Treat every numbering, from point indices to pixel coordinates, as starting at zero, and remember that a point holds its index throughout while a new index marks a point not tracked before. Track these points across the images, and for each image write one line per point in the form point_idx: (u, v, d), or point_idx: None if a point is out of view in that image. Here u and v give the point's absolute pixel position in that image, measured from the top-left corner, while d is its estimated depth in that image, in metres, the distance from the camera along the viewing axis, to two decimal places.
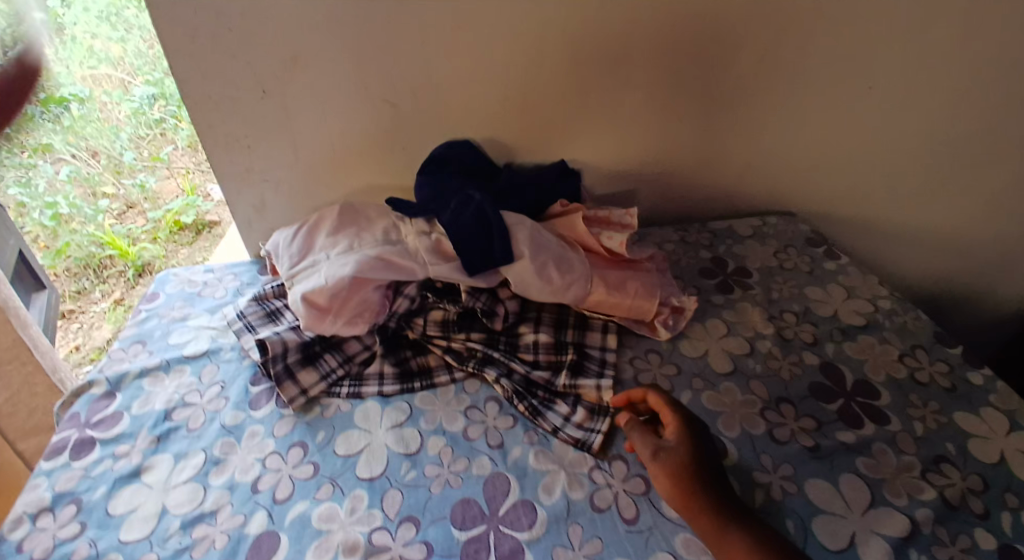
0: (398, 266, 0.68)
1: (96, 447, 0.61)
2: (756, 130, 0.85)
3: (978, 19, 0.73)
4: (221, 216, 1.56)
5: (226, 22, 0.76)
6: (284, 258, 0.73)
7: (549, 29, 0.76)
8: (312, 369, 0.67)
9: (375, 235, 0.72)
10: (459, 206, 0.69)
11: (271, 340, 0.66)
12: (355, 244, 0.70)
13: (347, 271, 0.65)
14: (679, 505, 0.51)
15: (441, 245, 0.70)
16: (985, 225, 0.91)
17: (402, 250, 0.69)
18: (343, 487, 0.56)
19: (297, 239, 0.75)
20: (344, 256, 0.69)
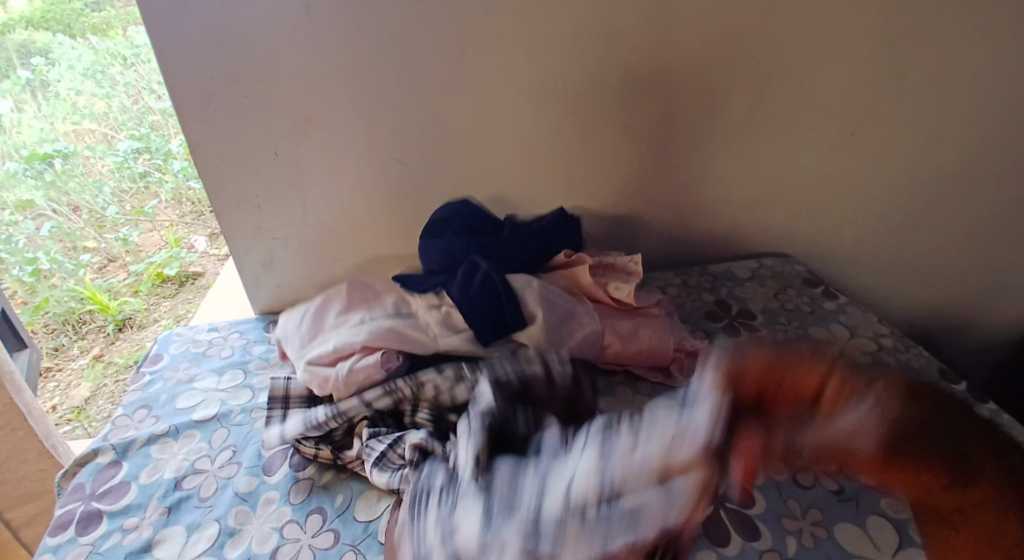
0: (408, 336, 0.70)
1: (104, 520, 0.59)
2: (751, 176, 0.88)
3: (953, 70, 0.78)
4: (204, 266, 1.58)
5: (241, 87, 0.78)
6: (295, 339, 0.74)
7: (553, 87, 0.79)
8: (301, 418, 0.64)
9: (386, 308, 0.74)
10: (467, 276, 0.73)
11: (275, 382, 0.68)
12: (367, 316, 0.72)
13: (358, 339, 0.69)
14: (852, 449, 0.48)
15: (452, 317, 0.72)
16: (969, 259, 0.95)
17: (414, 322, 0.72)
18: (366, 554, 0.55)
19: (308, 320, 0.76)
20: (356, 327, 0.71)
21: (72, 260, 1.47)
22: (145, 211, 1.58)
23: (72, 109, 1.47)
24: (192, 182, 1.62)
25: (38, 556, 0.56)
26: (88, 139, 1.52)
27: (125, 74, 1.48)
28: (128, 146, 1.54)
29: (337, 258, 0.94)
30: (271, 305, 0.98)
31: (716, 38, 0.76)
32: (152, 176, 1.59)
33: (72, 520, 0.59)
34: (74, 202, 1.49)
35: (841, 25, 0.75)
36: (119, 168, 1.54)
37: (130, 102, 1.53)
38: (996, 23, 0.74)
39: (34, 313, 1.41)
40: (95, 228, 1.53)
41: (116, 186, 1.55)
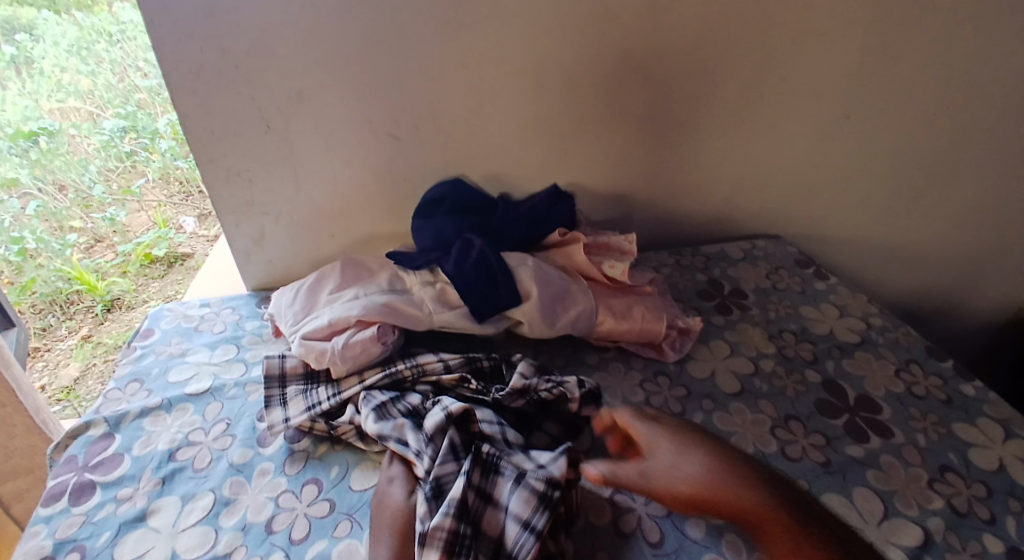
0: (403, 312, 0.69)
1: (97, 491, 0.59)
2: (745, 156, 0.88)
3: (947, 52, 0.78)
4: (194, 247, 1.56)
5: (231, 59, 0.76)
6: (288, 316, 0.74)
7: (549, 64, 0.79)
8: (303, 398, 0.65)
9: (380, 284, 0.73)
10: (462, 254, 0.72)
11: (270, 362, 0.67)
12: (362, 292, 0.72)
13: (352, 313, 0.68)
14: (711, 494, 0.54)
15: (446, 293, 0.72)
16: (956, 242, 0.96)
17: (409, 298, 0.71)
18: (361, 523, 0.55)
19: (300, 298, 0.75)
20: (351, 302, 0.70)
21: (59, 239, 1.45)
22: (132, 190, 1.56)
23: (56, 86, 1.44)
24: (179, 162, 1.60)
25: (31, 527, 0.56)
26: (73, 118, 1.49)
27: (111, 51, 1.46)
28: (114, 124, 1.51)
29: (329, 235, 0.93)
30: (262, 282, 0.98)
31: (712, 16, 0.76)
32: (139, 156, 1.56)
33: (65, 490, 0.59)
34: (59, 180, 1.46)
35: (838, 3, 0.75)
36: (105, 147, 1.51)
37: (115, 80, 1.51)
38: (991, 4, 0.74)
39: (21, 293, 1.38)
40: (81, 208, 1.50)
41: (102, 165, 1.52)
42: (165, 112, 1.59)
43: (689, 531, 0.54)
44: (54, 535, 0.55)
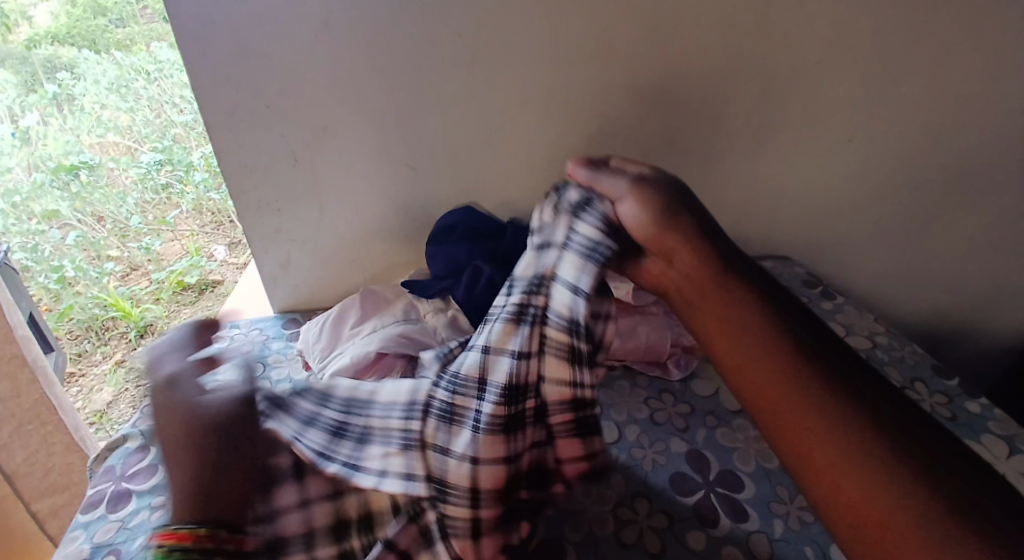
0: (418, 342, 0.75)
1: (133, 498, 0.65)
2: (752, 180, 0.90)
3: (950, 80, 0.80)
4: (223, 275, 1.64)
5: (264, 99, 0.83)
6: (315, 352, 0.79)
7: (558, 96, 0.83)
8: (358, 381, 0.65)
9: (396, 314, 0.80)
10: (471, 281, 0.77)
11: None
12: (379, 324, 0.78)
13: (371, 347, 0.73)
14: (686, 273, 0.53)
15: (457, 320, 0.78)
16: (970, 262, 0.96)
17: (423, 328, 0.77)
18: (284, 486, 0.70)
19: (324, 333, 0.81)
20: (370, 335, 0.76)
21: (96, 268, 1.55)
22: (167, 221, 1.63)
23: (96, 122, 1.53)
24: (212, 194, 1.65)
25: (71, 531, 0.62)
26: (112, 152, 1.57)
27: (149, 88, 1.54)
28: (151, 158, 1.59)
29: (351, 259, 0.98)
30: (289, 304, 1.03)
31: (715, 52, 0.79)
32: (174, 188, 1.63)
33: (103, 498, 0.65)
34: (98, 212, 1.54)
35: (837, 34, 0.78)
36: (142, 180, 1.59)
37: (153, 116, 1.58)
38: (991, 33, 0.76)
39: (59, 319, 1.48)
40: (119, 237, 1.58)
41: (140, 197, 1.60)
42: (200, 146, 1.64)
43: (691, 543, 0.56)
44: (92, 539, 0.61)
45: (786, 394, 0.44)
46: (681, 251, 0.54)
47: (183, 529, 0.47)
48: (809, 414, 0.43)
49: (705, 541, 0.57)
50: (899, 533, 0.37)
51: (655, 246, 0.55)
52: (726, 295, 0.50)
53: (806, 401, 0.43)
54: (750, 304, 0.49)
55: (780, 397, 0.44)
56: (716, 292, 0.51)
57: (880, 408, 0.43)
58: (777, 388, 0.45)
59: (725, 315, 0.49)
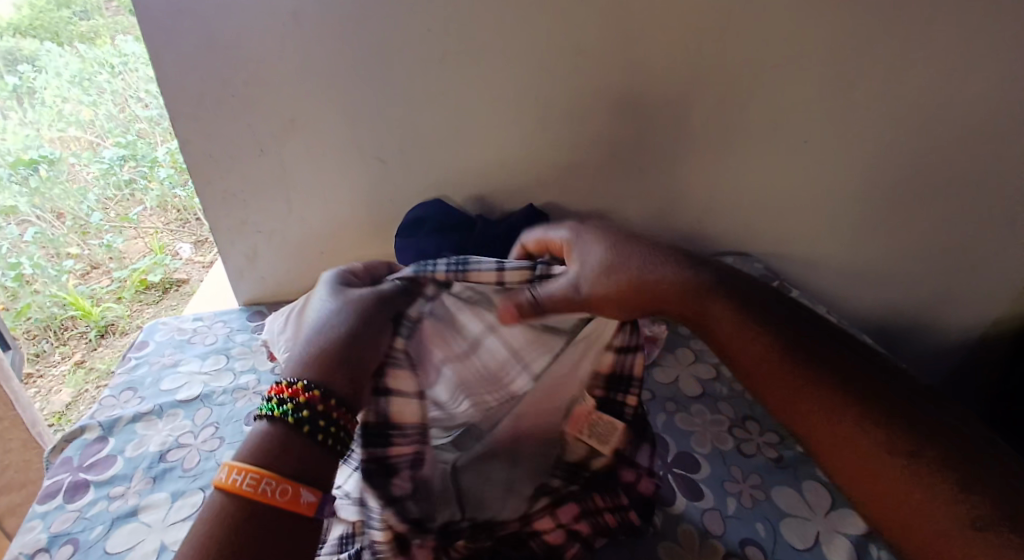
0: None
1: (90, 489, 0.67)
2: (713, 178, 0.93)
3: (900, 85, 0.82)
4: (189, 273, 1.58)
5: (229, 89, 0.82)
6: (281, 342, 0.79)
7: (524, 93, 0.84)
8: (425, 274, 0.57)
9: None
10: None
11: None
12: None
13: None
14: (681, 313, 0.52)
15: None
16: (922, 262, 0.99)
17: None
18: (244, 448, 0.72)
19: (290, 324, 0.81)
20: None
21: (55, 266, 1.49)
22: (130, 218, 1.59)
23: (58, 117, 1.51)
24: (177, 190, 1.62)
25: (29, 521, 0.64)
26: (73, 147, 1.54)
27: (112, 82, 1.54)
28: (113, 153, 1.56)
29: (320, 252, 0.98)
30: (254, 297, 1.03)
31: (678, 52, 0.81)
32: (138, 184, 1.59)
33: (60, 488, 0.67)
34: (57, 208, 1.50)
35: (793, 38, 0.80)
36: (104, 175, 1.55)
37: (117, 110, 1.57)
38: (942, 39, 0.79)
39: (17, 318, 1.43)
40: (79, 234, 1.53)
41: (101, 194, 1.56)
42: (165, 141, 1.63)
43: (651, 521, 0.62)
44: (49, 529, 0.63)
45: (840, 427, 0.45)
46: (658, 290, 0.51)
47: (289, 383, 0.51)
48: (855, 432, 0.45)
49: (664, 519, 0.62)
50: (888, 483, 0.43)
51: (618, 291, 0.52)
52: (728, 329, 0.50)
53: (811, 398, 0.46)
54: (743, 323, 0.50)
55: (787, 403, 0.47)
56: (741, 334, 0.50)
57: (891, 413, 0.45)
58: (801, 406, 0.47)
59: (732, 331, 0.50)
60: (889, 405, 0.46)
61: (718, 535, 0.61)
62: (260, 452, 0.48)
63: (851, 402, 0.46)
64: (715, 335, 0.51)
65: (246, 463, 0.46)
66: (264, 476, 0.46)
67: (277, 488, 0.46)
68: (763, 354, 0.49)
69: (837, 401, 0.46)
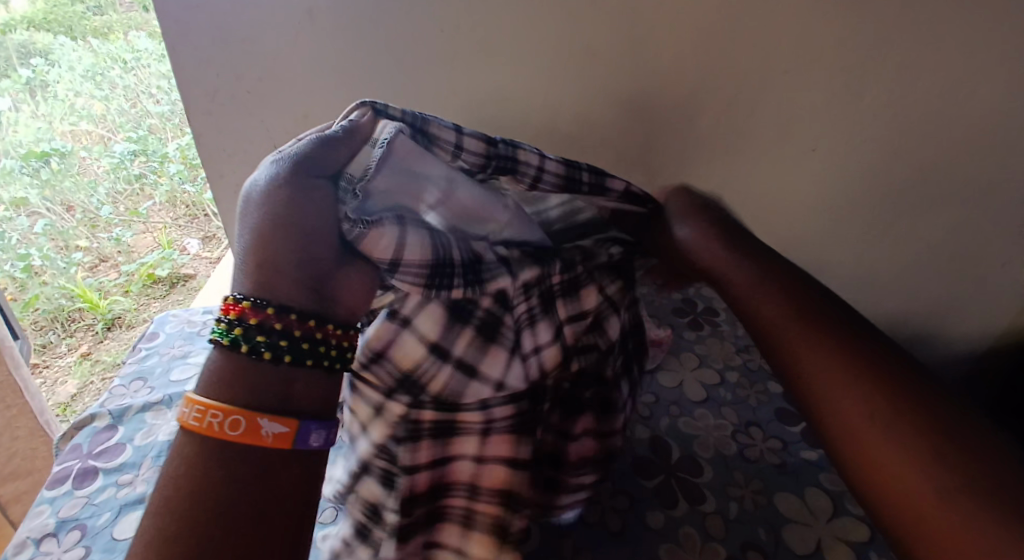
0: None
1: (99, 476, 0.68)
2: (722, 183, 0.93)
3: (909, 95, 0.83)
4: (196, 268, 1.63)
5: (245, 84, 0.84)
6: None
7: (534, 94, 0.85)
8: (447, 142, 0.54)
9: None
10: None
11: None
12: None
13: None
14: (767, 319, 0.52)
15: None
16: (928, 271, 0.99)
17: None
18: None
19: None
20: None
21: (64, 257, 1.49)
22: (139, 212, 1.61)
23: (70, 110, 1.51)
24: (186, 185, 1.64)
25: (38, 506, 0.65)
26: (85, 141, 1.55)
27: (126, 78, 1.54)
28: (124, 148, 1.59)
29: None
30: None
31: (689, 57, 0.81)
32: (147, 179, 1.62)
33: (69, 475, 0.68)
34: (68, 201, 1.51)
35: (804, 46, 0.80)
36: (116, 170, 1.58)
37: (128, 106, 1.59)
38: (953, 48, 0.78)
39: (25, 309, 1.45)
40: (88, 227, 1.54)
41: (112, 187, 1.59)
42: (176, 137, 1.64)
43: (650, 522, 0.63)
44: (57, 514, 0.64)
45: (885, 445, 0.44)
46: (743, 289, 0.53)
47: (241, 301, 0.43)
48: (895, 454, 0.44)
49: (664, 521, 0.63)
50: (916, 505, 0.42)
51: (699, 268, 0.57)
52: (805, 333, 0.49)
53: (851, 392, 0.46)
54: (811, 329, 0.49)
55: (830, 399, 0.47)
56: (814, 335, 0.49)
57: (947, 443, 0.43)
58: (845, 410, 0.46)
59: (793, 323, 0.50)
60: (946, 421, 0.44)
61: (720, 538, 0.61)
62: (223, 383, 0.43)
63: (902, 423, 0.44)
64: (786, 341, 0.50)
65: (203, 397, 0.42)
66: (209, 407, 0.41)
67: (226, 421, 0.41)
68: (832, 356, 0.48)
69: (889, 415, 0.45)
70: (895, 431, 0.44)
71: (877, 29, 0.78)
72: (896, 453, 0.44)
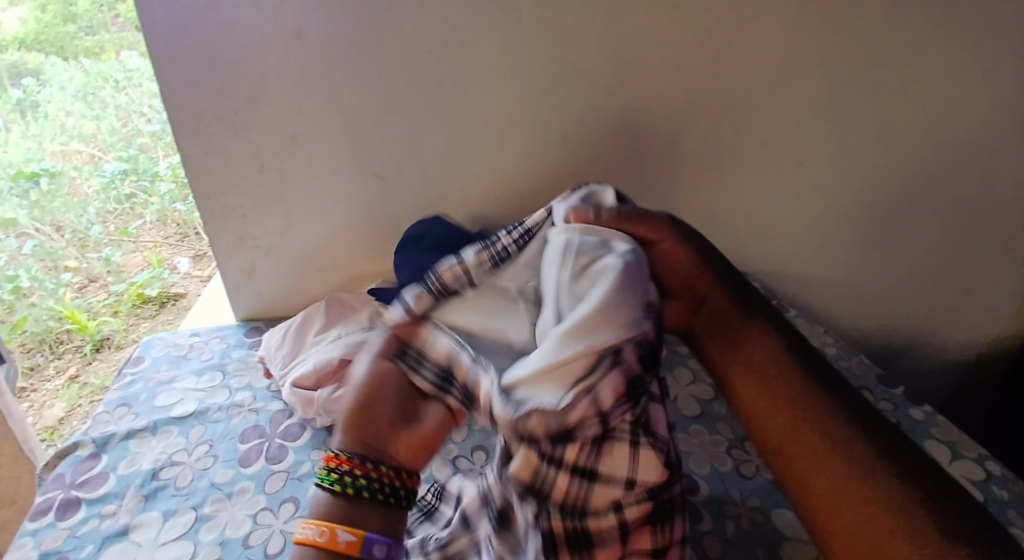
0: None
1: (81, 507, 0.66)
2: (712, 197, 0.92)
3: (895, 107, 0.83)
4: (186, 287, 1.57)
5: (232, 105, 0.83)
6: (278, 360, 0.82)
7: (523, 111, 0.85)
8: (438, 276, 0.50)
9: (362, 322, 0.82)
10: None
11: (276, 405, 0.78)
12: (346, 331, 0.81)
13: (334, 354, 0.76)
14: (732, 365, 0.55)
15: None
16: (918, 282, 0.99)
17: None
18: (242, 474, 0.69)
19: (288, 342, 0.83)
20: (335, 342, 0.79)
21: (52, 279, 1.49)
22: (129, 231, 1.59)
23: (60, 130, 1.51)
24: (177, 205, 1.61)
25: (19, 539, 0.63)
26: (75, 160, 1.54)
27: (117, 97, 1.54)
28: (115, 167, 1.57)
29: (318, 268, 0.98)
30: (251, 312, 1.03)
31: (677, 73, 0.82)
32: (138, 198, 1.59)
33: (51, 506, 0.66)
34: (57, 221, 1.50)
35: (790, 61, 0.80)
36: (106, 189, 1.56)
37: (120, 125, 1.57)
38: (935, 62, 0.80)
39: (12, 331, 1.42)
40: (78, 247, 1.54)
41: (101, 207, 1.57)
42: (167, 155, 1.61)
43: None
44: (39, 547, 0.62)
45: (845, 478, 0.45)
46: (716, 327, 0.58)
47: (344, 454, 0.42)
48: (850, 484, 0.44)
49: None
50: (846, 531, 0.43)
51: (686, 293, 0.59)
52: (765, 368, 0.53)
53: (812, 439, 0.47)
54: (770, 362, 0.53)
55: (782, 436, 0.49)
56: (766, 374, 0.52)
57: (891, 466, 0.45)
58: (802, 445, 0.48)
59: (750, 371, 0.53)
60: (888, 449, 0.46)
61: (717, 558, 0.60)
62: (326, 507, 0.41)
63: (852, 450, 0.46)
64: (744, 383, 0.53)
65: (319, 516, 0.41)
66: (325, 525, 0.40)
67: (313, 531, 0.40)
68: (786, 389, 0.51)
69: (845, 446, 0.46)
70: (848, 458, 0.45)
71: (860, 44, 0.79)
72: (855, 485, 0.44)
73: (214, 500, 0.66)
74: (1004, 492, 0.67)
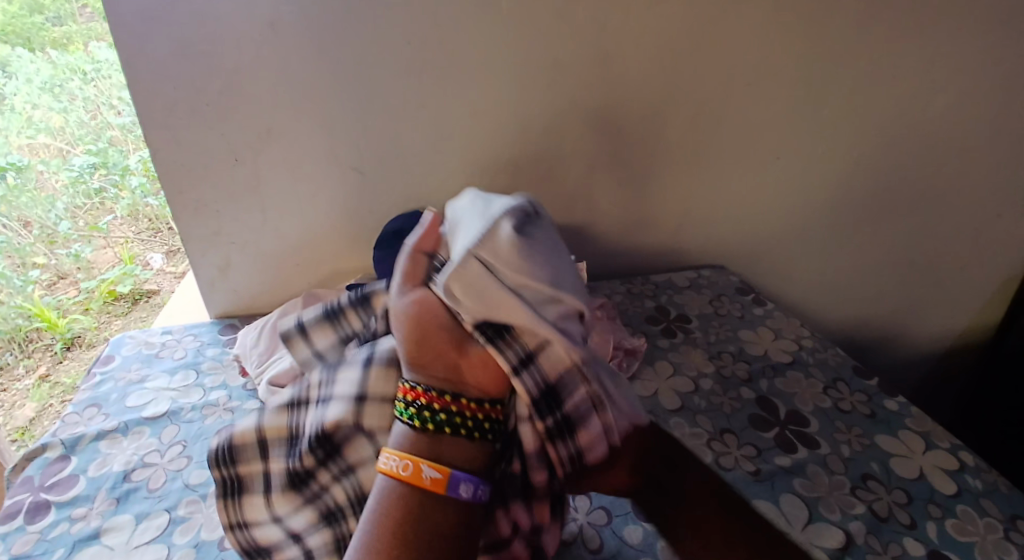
0: None
1: (51, 511, 0.64)
2: (690, 192, 0.93)
3: (869, 103, 0.84)
4: (160, 284, 1.54)
5: (205, 97, 0.81)
6: (252, 357, 0.80)
7: (502, 104, 0.84)
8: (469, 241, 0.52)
9: None
10: None
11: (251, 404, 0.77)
12: None
13: None
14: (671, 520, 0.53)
15: None
16: (891, 275, 1.01)
17: None
18: None
19: (263, 339, 0.82)
20: None
21: (21, 276, 1.43)
22: (99, 226, 1.55)
23: (26, 123, 1.46)
24: (148, 199, 1.59)
25: None
26: (42, 154, 1.50)
27: (85, 89, 1.49)
28: (84, 161, 1.53)
29: (295, 263, 0.97)
30: (225, 310, 1.01)
31: (656, 68, 0.82)
32: (108, 192, 1.56)
33: (20, 510, 0.64)
34: (25, 217, 1.45)
35: (768, 57, 0.81)
36: (75, 183, 1.52)
37: (88, 117, 1.53)
38: (908, 59, 0.81)
39: None
40: (46, 243, 1.48)
41: (70, 202, 1.52)
42: (138, 149, 1.59)
43: (628, 538, 0.62)
44: (9, 551, 0.60)
45: None
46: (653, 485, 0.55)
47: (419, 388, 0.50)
48: None
49: (642, 536, 0.62)
50: None
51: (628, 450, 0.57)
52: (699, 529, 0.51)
53: None
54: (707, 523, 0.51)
55: None
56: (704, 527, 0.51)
57: None
58: None
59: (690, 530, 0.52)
60: None
61: None
62: (416, 442, 0.49)
63: None
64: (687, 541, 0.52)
65: (406, 451, 0.48)
66: (413, 459, 0.48)
67: (398, 464, 0.48)
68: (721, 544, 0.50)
69: None
70: None
71: (837, 41, 0.80)
72: None
73: (189, 502, 0.65)
74: (977, 482, 0.68)
